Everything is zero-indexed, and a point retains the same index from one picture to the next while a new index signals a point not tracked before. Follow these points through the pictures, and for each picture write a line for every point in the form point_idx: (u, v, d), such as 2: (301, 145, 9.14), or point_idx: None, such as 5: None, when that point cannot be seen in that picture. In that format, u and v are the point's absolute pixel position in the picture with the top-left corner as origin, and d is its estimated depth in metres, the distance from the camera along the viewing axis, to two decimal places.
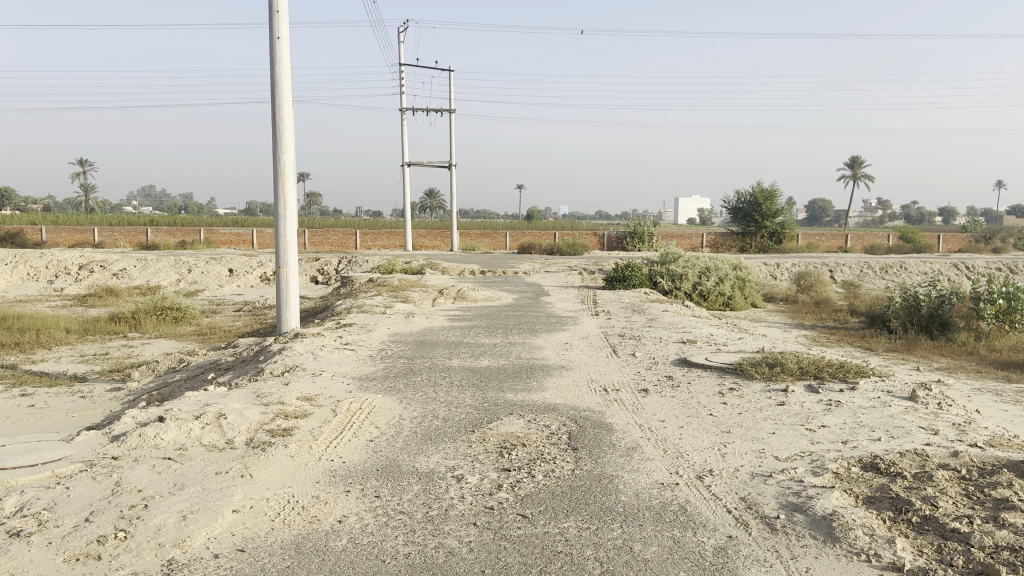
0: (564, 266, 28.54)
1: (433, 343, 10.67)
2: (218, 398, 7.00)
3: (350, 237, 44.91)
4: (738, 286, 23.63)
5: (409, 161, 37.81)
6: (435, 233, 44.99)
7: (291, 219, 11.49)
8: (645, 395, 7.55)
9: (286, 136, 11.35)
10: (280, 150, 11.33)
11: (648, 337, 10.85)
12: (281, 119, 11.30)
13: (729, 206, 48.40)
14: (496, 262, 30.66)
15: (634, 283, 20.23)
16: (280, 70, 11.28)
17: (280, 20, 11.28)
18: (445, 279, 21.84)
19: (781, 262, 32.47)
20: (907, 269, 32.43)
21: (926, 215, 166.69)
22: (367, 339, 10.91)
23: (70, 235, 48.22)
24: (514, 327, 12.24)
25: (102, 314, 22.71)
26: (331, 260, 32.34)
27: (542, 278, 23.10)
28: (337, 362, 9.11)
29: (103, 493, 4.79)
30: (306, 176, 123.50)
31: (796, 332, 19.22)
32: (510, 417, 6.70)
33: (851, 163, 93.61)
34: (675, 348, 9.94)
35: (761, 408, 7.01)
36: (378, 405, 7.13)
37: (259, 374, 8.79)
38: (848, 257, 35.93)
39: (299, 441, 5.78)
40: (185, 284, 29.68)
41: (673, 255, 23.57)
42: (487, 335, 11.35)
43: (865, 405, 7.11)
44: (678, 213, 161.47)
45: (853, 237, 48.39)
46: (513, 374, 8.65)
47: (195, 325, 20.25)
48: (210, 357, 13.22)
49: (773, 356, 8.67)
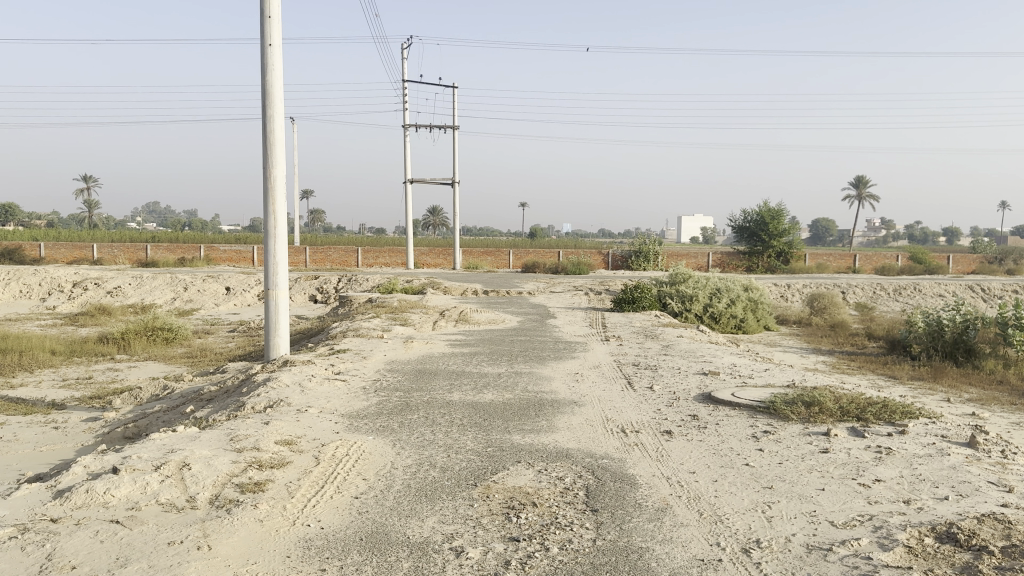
0: (570, 285, 27.70)
1: (433, 373, 9.83)
2: (186, 443, 6.16)
3: (352, 254, 44.20)
4: (750, 308, 22.80)
5: (412, 178, 37.16)
6: (438, 251, 44.25)
7: (281, 237, 10.71)
8: (669, 439, 6.70)
9: (277, 149, 10.60)
10: (270, 163, 10.59)
11: (666, 368, 10.01)
12: (271, 131, 10.55)
13: (735, 224, 47.62)
14: (499, 281, 29.89)
15: (643, 304, 19.41)
16: (272, 80, 10.55)
17: (272, 26, 10.54)
18: (447, 300, 21.06)
19: (792, 282, 31.65)
20: (922, 291, 31.56)
21: (931, 235, 166.17)
22: (361, 367, 10.08)
23: (69, 251, 47.63)
24: (519, 355, 11.41)
25: (92, 334, 21.93)
26: (331, 279, 31.57)
27: (547, 299, 22.30)
28: (326, 396, 8.28)
29: (29, 570, 3.96)
30: (310, 193, 123.21)
31: (813, 358, 18.35)
32: (518, 466, 5.85)
33: (856, 183, 92.98)
34: (696, 381, 9.09)
35: (803, 457, 6.17)
36: (368, 449, 6.29)
37: (239, 410, 7.96)
38: (860, 278, 35.10)
39: (271, 499, 4.95)
40: (180, 303, 28.92)
41: (683, 275, 22.75)
42: (490, 364, 10.51)
43: (920, 454, 6.27)
44: (682, 233, 161.17)
45: (862, 257, 47.52)
46: (520, 411, 7.80)
47: (186, 347, 19.47)
48: (195, 384, 12.39)
49: (809, 394, 7.82)
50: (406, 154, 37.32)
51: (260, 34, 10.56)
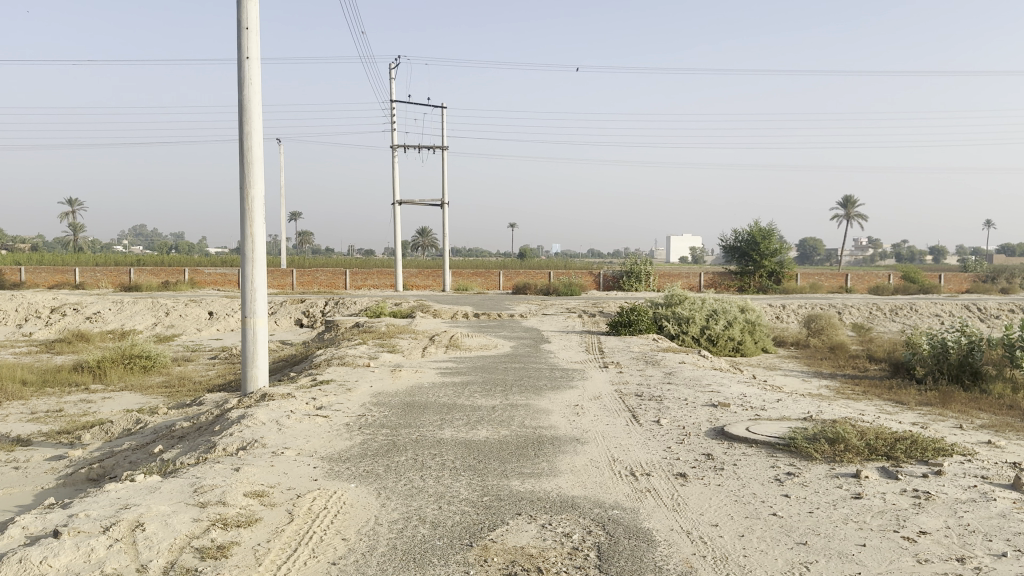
0: (562, 307, 27.13)
1: (423, 406, 9.17)
2: (144, 496, 5.48)
3: (340, 277, 43.49)
4: (747, 330, 22.31)
5: (401, 200, 36.64)
6: (427, 272, 43.62)
7: (260, 261, 10.08)
8: (684, 483, 6.07)
9: (254, 168, 10.00)
10: (248, 183, 9.98)
11: (671, 398, 9.38)
12: (248, 149, 9.95)
13: (726, 244, 47.27)
14: (489, 303, 29.30)
15: (640, 328, 18.81)
16: (250, 95, 9.96)
17: (250, 38, 9.96)
18: (436, 323, 20.40)
19: (786, 303, 31.20)
20: (917, 310, 31.21)
21: (917, 253, 167.24)
22: (345, 401, 9.41)
23: (50, 275, 46.69)
24: (514, 384, 10.75)
25: (68, 362, 21.09)
26: (317, 302, 30.84)
27: (540, 322, 21.69)
28: (305, 436, 7.61)
29: None
30: (298, 215, 122.55)
31: (816, 382, 17.78)
32: (518, 519, 5.18)
33: (844, 202, 93.34)
34: (706, 414, 8.47)
35: (836, 504, 5.54)
36: (349, 500, 5.62)
37: (211, 453, 7.28)
38: (855, 298, 34.69)
39: (235, 567, 4.26)
40: (162, 328, 28.10)
41: (678, 296, 22.18)
42: (483, 395, 9.86)
43: (963, 499, 5.66)
44: (671, 253, 161.58)
45: (853, 276, 47.28)
46: (517, 450, 7.14)
47: (164, 376, 18.69)
48: (170, 419, 11.67)
49: (831, 430, 7.22)
50: (394, 175, 36.82)
51: (237, 47, 9.98)
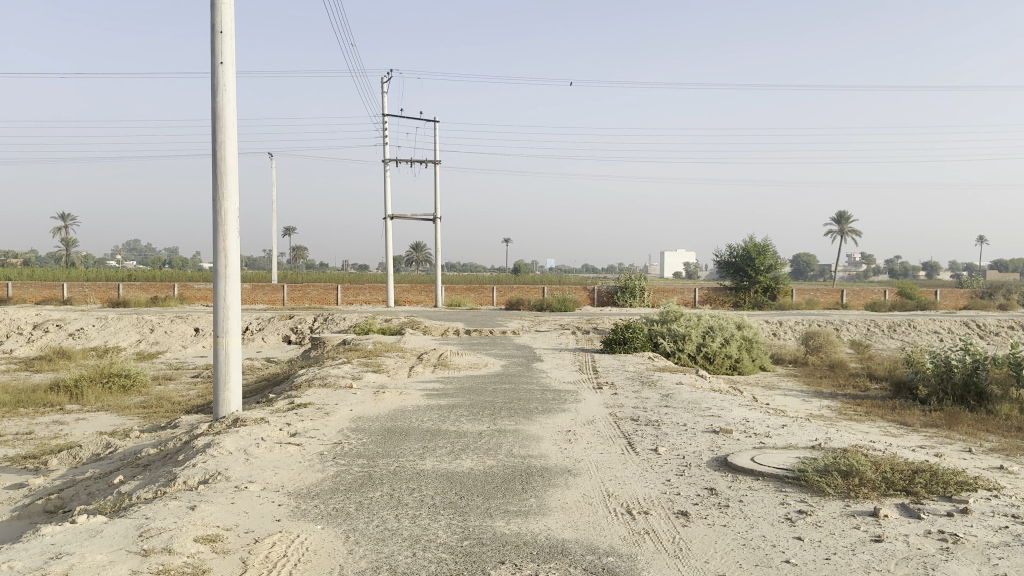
0: (556, 324, 26.59)
1: (405, 433, 8.58)
2: (82, 542, 4.89)
3: (331, 292, 42.88)
4: (745, 347, 21.79)
5: (393, 214, 36.13)
6: (419, 287, 43.04)
7: (233, 277, 9.52)
8: (685, 522, 5.51)
9: (228, 178, 9.45)
10: (221, 195, 9.44)
11: (669, 423, 8.83)
12: (222, 159, 9.42)
13: (720, 260, 46.85)
14: (481, 320, 28.76)
15: (635, 346, 18.26)
16: (223, 102, 9.43)
17: (224, 42, 9.45)
18: (426, 341, 19.84)
19: (783, 319, 30.73)
20: (916, 327, 30.77)
21: (911, 269, 167.42)
22: (322, 426, 8.84)
23: (38, 290, 45.96)
24: (503, 407, 10.16)
25: (45, 381, 20.42)
26: (305, 318, 30.22)
27: (532, 339, 21.14)
28: (274, 468, 7.01)
29: None
30: (291, 230, 121.82)
31: (817, 402, 17.24)
32: (500, 569, 4.61)
33: (838, 218, 93.31)
34: (706, 441, 7.92)
35: (855, 549, 4.98)
36: (313, 544, 5.04)
37: (169, 487, 6.68)
38: (852, 315, 34.25)
39: None
40: (146, 345, 27.43)
41: (674, 313, 21.68)
42: (470, 420, 9.28)
43: (996, 543, 5.10)
44: (665, 268, 161.50)
45: (849, 292, 46.89)
46: (504, 483, 6.57)
47: (144, 395, 18.04)
48: (141, 443, 11.05)
49: (844, 461, 6.67)
50: (386, 189, 36.36)
51: (210, 51, 9.46)
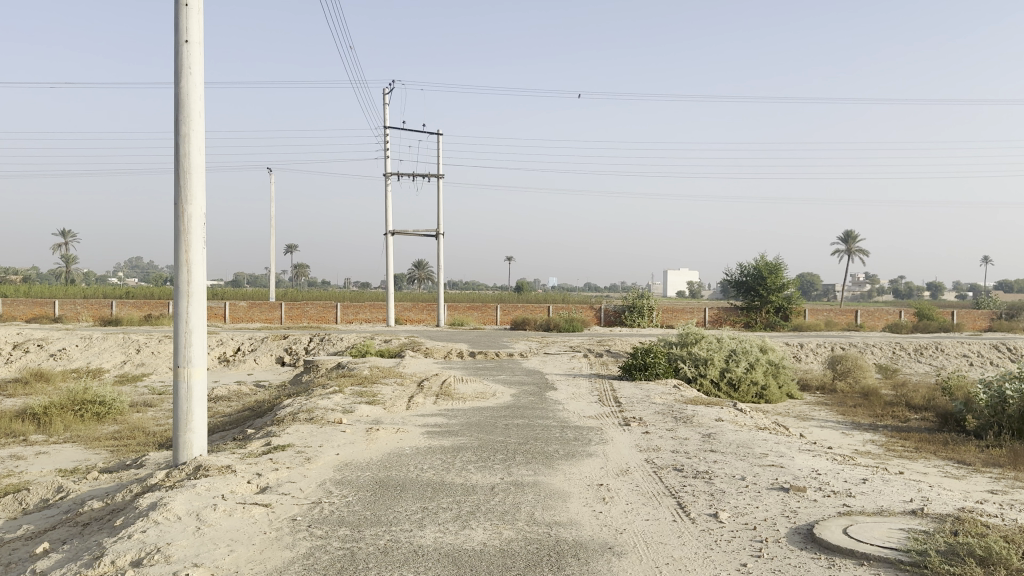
0: (565, 346, 25.05)
1: (401, 488, 6.98)
2: None
3: (331, 311, 41.33)
4: (770, 372, 20.24)
5: (394, 230, 34.67)
6: (422, 305, 41.52)
7: (198, 295, 8.04)
8: None
9: (193, 178, 8.01)
10: (185, 197, 7.99)
11: (721, 475, 7.28)
12: (186, 154, 8.00)
13: (731, 279, 45.41)
14: (485, 340, 27.22)
15: (656, 371, 16.70)
16: (188, 87, 8.03)
17: (190, 17, 8.04)
18: (427, 364, 18.27)
19: (804, 341, 29.18)
20: (944, 350, 29.17)
21: (917, 290, 165.67)
22: (300, 478, 7.30)
23: (29, 308, 44.50)
24: (519, 451, 8.57)
25: (14, 406, 18.88)
26: (300, 338, 28.67)
27: (543, 363, 19.59)
28: (229, 545, 5.43)
29: None
30: (293, 248, 120.30)
31: (857, 434, 15.66)
32: None
33: (845, 237, 91.67)
34: (775, 504, 6.37)
35: None
36: None
37: (91, 569, 5.12)
38: (875, 337, 32.70)
39: None
40: (131, 367, 25.90)
41: (694, 335, 20.16)
42: (480, 468, 7.73)
43: None
44: (668, 287, 160.28)
45: (864, 312, 45.35)
46: (525, 567, 4.99)
47: (118, 425, 16.45)
48: (94, 489, 9.47)
49: (975, 541, 5.06)
50: (387, 204, 35.03)
51: (173, 27, 8.06)
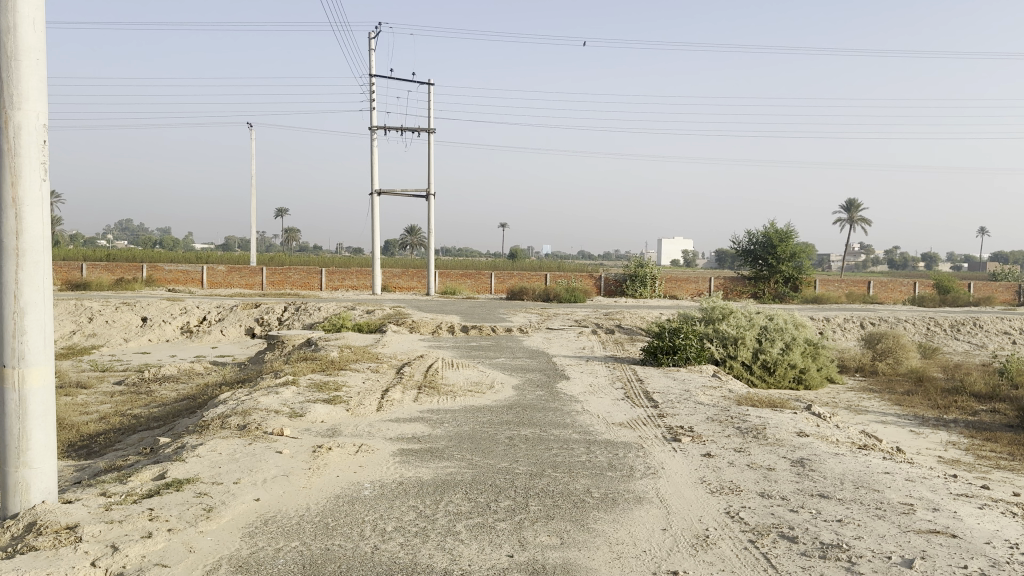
0: (569, 319, 22.29)
1: None
2: None
3: (314, 277, 38.31)
4: (808, 353, 17.50)
5: (379, 189, 31.50)
6: (411, 272, 38.58)
7: (35, 255, 5.14)
8: None
9: (24, 70, 5.05)
10: (10, 100, 5.01)
11: (871, 558, 4.44)
12: (10, 29, 5.00)
13: (739, 247, 42.50)
14: (479, 311, 24.37)
15: (685, 355, 13.90)
16: None
17: None
18: (412, 342, 15.47)
19: (830, 315, 26.47)
20: (981, 326, 26.45)
21: (914, 260, 163.12)
22: (181, 558, 4.43)
23: None
24: (534, 494, 5.70)
25: None
26: (273, 307, 25.76)
27: (547, 341, 16.80)
28: None
29: None
30: (283, 211, 117.60)
31: (928, 433, 12.90)
32: None
33: (847, 206, 88.87)
34: None
35: None
36: None
37: None
38: (903, 310, 30.00)
39: None
40: (81, 339, 23.08)
41: (722, 310, 17.37)
42: (476, 533, 4.90)
43: None
44: (662, 255, 157.05)
45: (877, 284, 42.65)
46: None
47: None
48: None
49: None
50: (373, 161, 31.78)
51: None
